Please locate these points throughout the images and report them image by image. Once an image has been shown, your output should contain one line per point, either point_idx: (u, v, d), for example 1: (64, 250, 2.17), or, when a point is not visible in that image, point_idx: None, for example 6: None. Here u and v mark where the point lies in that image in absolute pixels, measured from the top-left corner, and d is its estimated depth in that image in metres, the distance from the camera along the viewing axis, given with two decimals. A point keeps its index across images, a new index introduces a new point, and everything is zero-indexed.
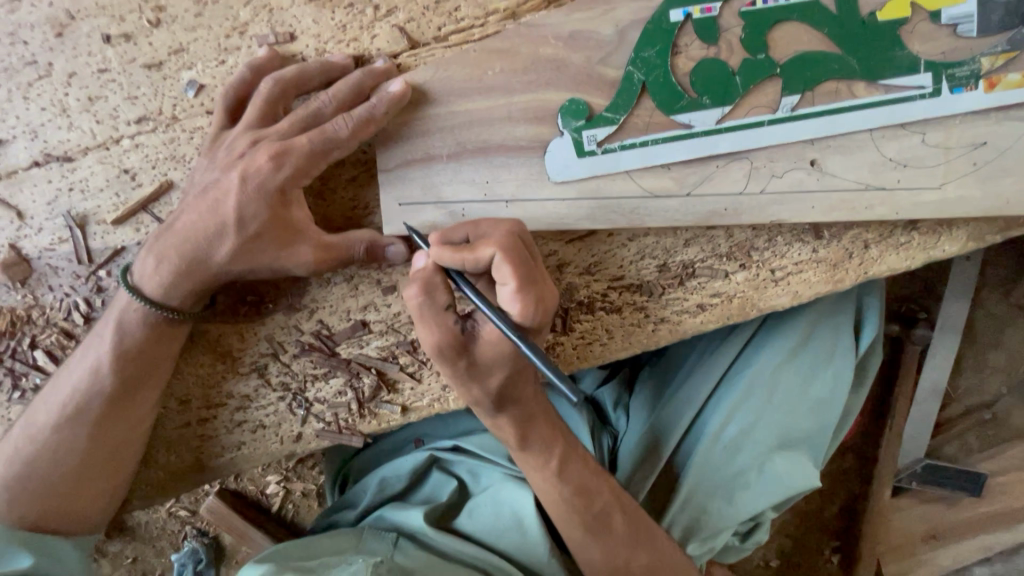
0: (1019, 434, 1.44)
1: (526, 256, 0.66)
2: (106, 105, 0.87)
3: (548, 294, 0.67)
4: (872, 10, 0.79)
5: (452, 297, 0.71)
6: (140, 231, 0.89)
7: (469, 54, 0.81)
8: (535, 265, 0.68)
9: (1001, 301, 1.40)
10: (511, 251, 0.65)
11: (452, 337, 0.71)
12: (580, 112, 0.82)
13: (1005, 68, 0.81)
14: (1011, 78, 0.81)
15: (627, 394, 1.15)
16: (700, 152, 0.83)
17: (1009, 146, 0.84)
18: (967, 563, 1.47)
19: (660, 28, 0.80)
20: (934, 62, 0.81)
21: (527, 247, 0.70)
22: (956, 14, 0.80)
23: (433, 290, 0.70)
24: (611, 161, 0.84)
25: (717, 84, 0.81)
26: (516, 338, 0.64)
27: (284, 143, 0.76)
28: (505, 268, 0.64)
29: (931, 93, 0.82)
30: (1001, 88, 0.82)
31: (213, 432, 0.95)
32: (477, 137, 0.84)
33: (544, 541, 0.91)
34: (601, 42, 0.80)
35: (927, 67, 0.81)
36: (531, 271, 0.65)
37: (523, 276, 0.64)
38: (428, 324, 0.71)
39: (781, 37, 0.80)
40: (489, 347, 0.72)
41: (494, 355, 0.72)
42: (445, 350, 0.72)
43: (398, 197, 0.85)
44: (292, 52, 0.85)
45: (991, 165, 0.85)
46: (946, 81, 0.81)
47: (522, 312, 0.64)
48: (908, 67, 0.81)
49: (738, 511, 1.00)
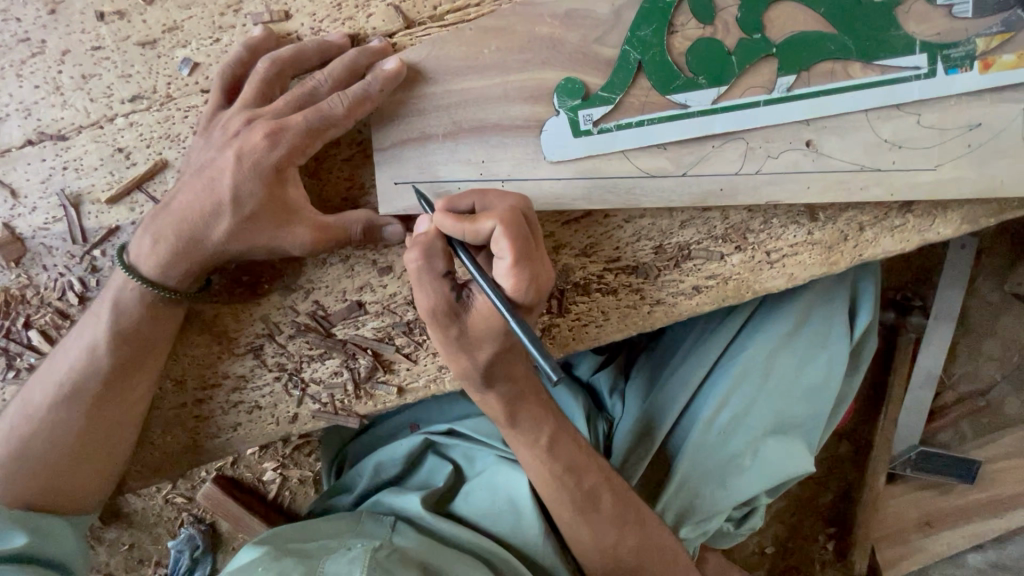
0: (1012, 421, 1.45)
1: (526, 233, 0.66)
2: (100, 83, 0.87)
3: (544, 272, 0.68)
4: None
5: (450, 264, 0.72)
6: (134, 210, 0.89)
7: (464, 33, 0.81)
8: (535, 242, 0.68)
9: (996, 289, 1.41)
10: (512, 226, 0.65)
11: (447, 305, 0.71)
12: (575, 91, 0.82)
13: (999, 49, 0.81)
14: (1005, 60, 0.82)
15: (622, 379, 1.15)
16: (695, 133, 0.83)
17: (1004, 128, 0.84)
18: (959, 550, 1.48)
19: (657, 7, 0.80)
20: (930, 42, 0.81)
21: (529, 223, 0.70)
22: None
23: (432, 255, 0.70)
24: (607, 141, 0.84)
25: (713, 64, 0.81)
26: (506, 311, 0.64)
27: (279, 121, 0.76)
28: (503, 242, 0.64)
29: (927, 74, 0.82)
30: (996, 69, 0.82)
31: (209, 413, 0.95)
32: (473, 116, 0.83)
33: (538, 524, 0.91)
34: (597, 21, 0.80)
35: (922, 48, 0.81)
36: (529, 247, 0.66)
37: (519, 252, 0.64)
38: (424, 288, 0.71)
39: (777, 17, 0.80)
40: (485, 325, 0.72)
41: (488, 333, 0.72)
42: (439, 316, 0.72)
43: (394, 176, 0.85)
44: (287, 31, 0.85)
45: (986, 147, 0.85)
46: (941, 62, 0.82)
47: (515, 287, 0.65)
48: (903, 48, 0.81)
49: (732, 496, 1.00)
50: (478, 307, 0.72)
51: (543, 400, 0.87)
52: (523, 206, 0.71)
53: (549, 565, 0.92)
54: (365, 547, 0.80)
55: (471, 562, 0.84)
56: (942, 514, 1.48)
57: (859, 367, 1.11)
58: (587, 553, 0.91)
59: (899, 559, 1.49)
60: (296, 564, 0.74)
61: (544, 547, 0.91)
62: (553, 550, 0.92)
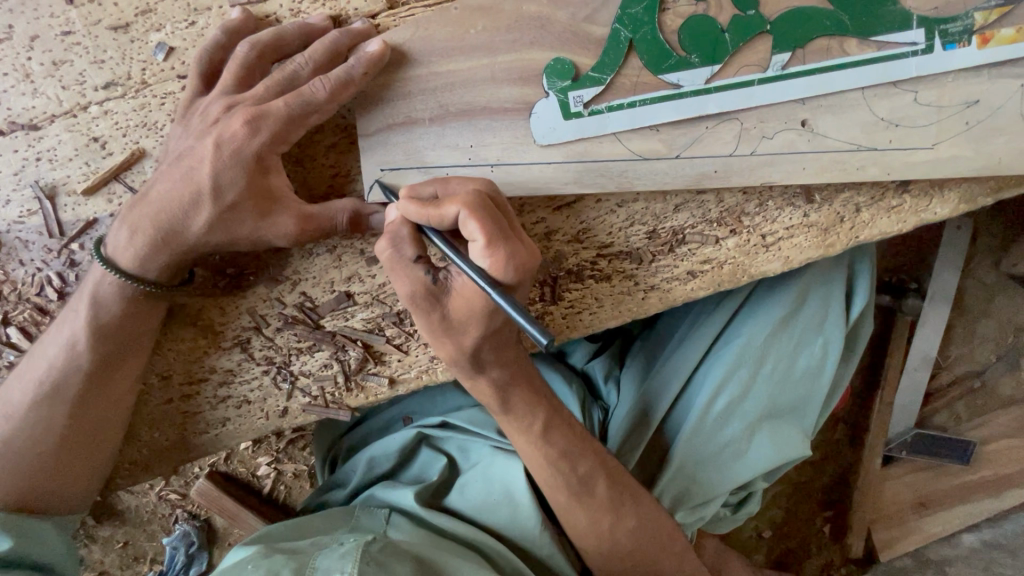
0: (1006, 402, 1.45)
1: (494, 213, 0.65)
2: (71, 70, 0.84)
3: (525, 251, 0.65)
4: None
5: (420, 250, 0.70)
6: (112, 202, 0.86)
7: (449, 12, 0.78)
8: (506, 222, 0.66)
9: (991, 270, 1.41)
10: (476, 208, 0.64)
11: (427, 287, 0.70)
12: (565, 71, 0.80)
13: (998, 23, 0.80)
14: (1004, 34, 0.80)
15: (617, 367, 1.13)
16: (689, 112, 0.81)
17: (1002, 104, 0.82)
18: (955, 529, 1.49)
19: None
20: (927, 17, 0.79)
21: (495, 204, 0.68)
22: None
23: (400, 242, 0.70)
24: (598, 123, 0.82)
25: (707, 42, 0.79)
26: (488, 287, 0.63)
27: (260, 106, 0.73)
28: (472, 225, 0.63)
29: (924, 49, 0.80)
30: (995, 44, 0.80)
31: (196, 409, 0.93)
32: (461, 99, 0.81)
33: (535, 515, 0.90)
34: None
35: (919, 23, 0.79)
36: (501, 225, 0.64)
37: (491, 230, 0.63)
38: (398, 276, 0.70)
39: None
40: (469, 310, 0.70)
41: (477, 319, 0.71)
42: (419, 300, 0.70)
43: (380, 162, 0.83)
44: (265, 13, 0.82)
45: (983, 124, 0.83)
46: (938, 37, 0.80)
47: (495, 267, 0.63)
48: (901, 24, 0.79)
49: (727, 481, 1.00)
50: (461, 285, 0.70)
51: (537, 388, 0.85)
52: (481, 186, 0.70)
53: (548, 555, 0.91)
54: (357, 541, 0.79)
55: (466, 557, 0.83)
56: (937, 493, 1.49)
57: (854, 349, 1.10)
58: (585, 541, 0.90)
59: (894, 539, 1.51)
60: (287, 561, 0.73)
61: (541, 538, 0.90)
62: (550, 541, 0.91)
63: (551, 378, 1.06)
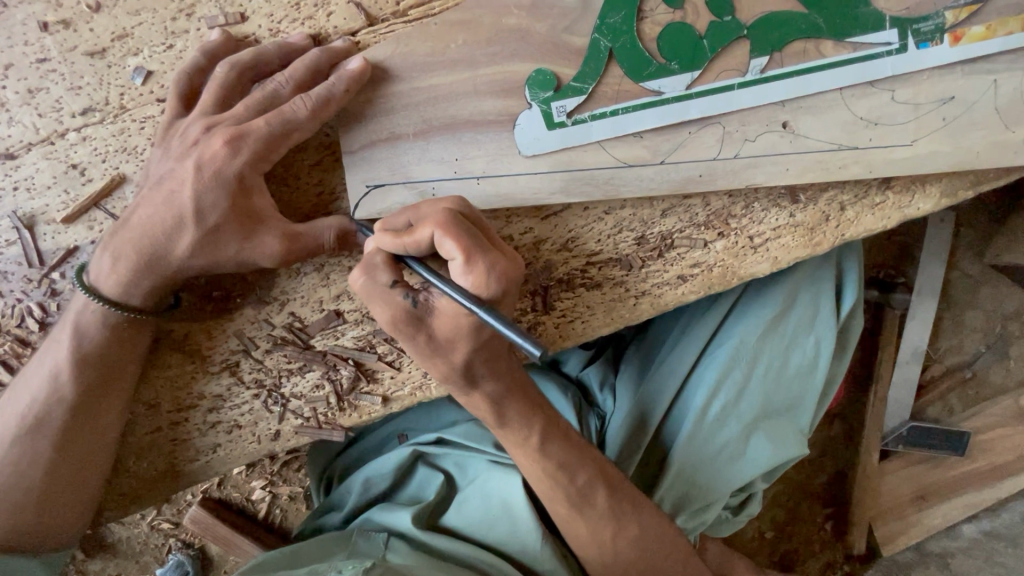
0: (997, 391, 1.51)
1: (469, 228, 0.65)
2: (48, 97, 0.83)
3: (505, 259, 0.65)
4: None
5: (398, 275, 0.70)
6: (94, 229, 0.85)
7: (429, 27, 0.78)
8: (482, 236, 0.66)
9: (976, 262, 1.48)
10: (448, 226, 0.64)
11: (408, 314, 0.69)
12: (548, 82, 0.80)
13: (968, 21, 0.81)
14: (975, 31, 0.81)
15: (612, 374, 1.12)
16: (672, 118, 0.82)
17: (976, 100, 0.84)
18: (955, 521, 1.52)
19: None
20: (900, 18, 0.80)
21: (469, 220, 0.68)
22: None
23: (375, 271, 0.69)
24: (582, 132, 0.82)
25: (685, 48, 0.80)
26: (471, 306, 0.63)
27: (239, 126, 0.73)
28: (449, 243, 0.63)
29: (898, 49, 0.81)
30: (967, 41, 0.82)
31: (186, 436, 0.90)
32: (444, 113, 0.81)
33: (536, 530, 0.89)
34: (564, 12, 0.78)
35: (892, 23, 0.80)
36: (477, 239, 0.64)
37: (469, 245, 0.62)
38: (379, 304, 0.70)
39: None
40: (455, 326, 0.70)
41: (463, 335, 0.70)
42: (401, 324, 0.70)
43: (366, 178, 0.82)
44: (244, 34, 0.81)
45: (960, 119, 0.84)
46: (912, 37, 0.81)
47: (478, 282, 0.63)
48: (874, 24, 0.80)
49: (728, 481, 1.00)
50: (442, 306, 0.70)
51: (533, 399, 0.84)
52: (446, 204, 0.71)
53: (550, 570, 0.89)
54: (356, 568, 0.80)
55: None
56: (934, 486, 1.52)
57: (845, 345, 1.10)
58: (587, 550, 0.89)
59: (895, 534, 1.52)
60: None
61: (543, 553, 0.89)
62: (552, 555, 0.89)
63: (547, 388, 1.07)
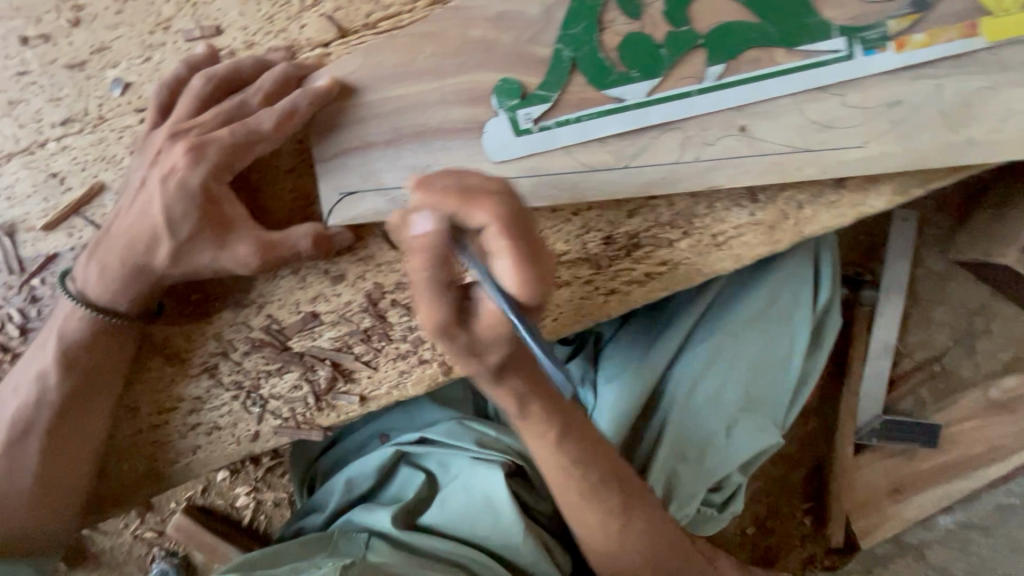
0: (966, 384, 1.56)
1: (523, 228, 0.57)
2: (28, 108, 0.86)
3: (546, 277, 0.58)
4: None
5: (451, 268, 0.59)
6: (73, 236, 0.86)
7: (397, 40, 0.83)
8: (539, 238, 0.58)
9: (940, 259, 1.55)
10: (509, 219, 0.57)
11: (453, 318, 0.61)
12: (514, 90, 0.84)
13: (910, 29, 0.86)
14: (916, 39, 0.86)
15: (592, 368, 1.11)
16: (634, 124, 0.86)
17: (922, 104, 0.88)
18: (929, 513, 1.56)
19: (585, 8, 0.82)
20: (846, 27, 0.85)
21: (525, 213, 0.59)
22: None
23: (433, 258, 0.58)
24: (548, 138, 0.85)
25: (644, 56, 0.84)
26: (516, 317, 0.58)
27: (201, 135, 0.77)
28: (499, 240, 0.56)
29: (845, 56, 0.86)
30: (910, 48, 0.86)
31: (166, 438, 0.91)
32: (413, 122, 0.84)
33: (517, 522, 0.90)
34: (528, 24, 0.83)
35: (840, 32, 0.85)
36: (532, 245, 0.57)
37: (521, 250, 0.56)
38: (427, 298, 0.60)
39: (701, 10, 0.84)
40: (498, 332, 0.62)
41: (505, 340, 0.64)
42: (445, 329, 0.62)
43: (338, 186, 0.85)
44: (220, 46, 0.84)
45: (907, 121, 0.88)
46: (858, 44, 0.86)
47: (521, 291, 0.57)
48: (821, 33, 0.85)
49: (709, 475, 1.03)
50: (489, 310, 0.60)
51: (561, 402, 0.79)
52: (507, 197, 0.58)
53: (531, 562, 0.91)
54: (335, 563, 0.83)
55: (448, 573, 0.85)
56: (909, 479, 1.56)
57: (822, 344, 1.14)
58: (594, 542, 0.91)
59: (873, 527, 1.55)
60: None
61: (524, 546, 0.90)
62: (534, 547, 0.90)
63: None
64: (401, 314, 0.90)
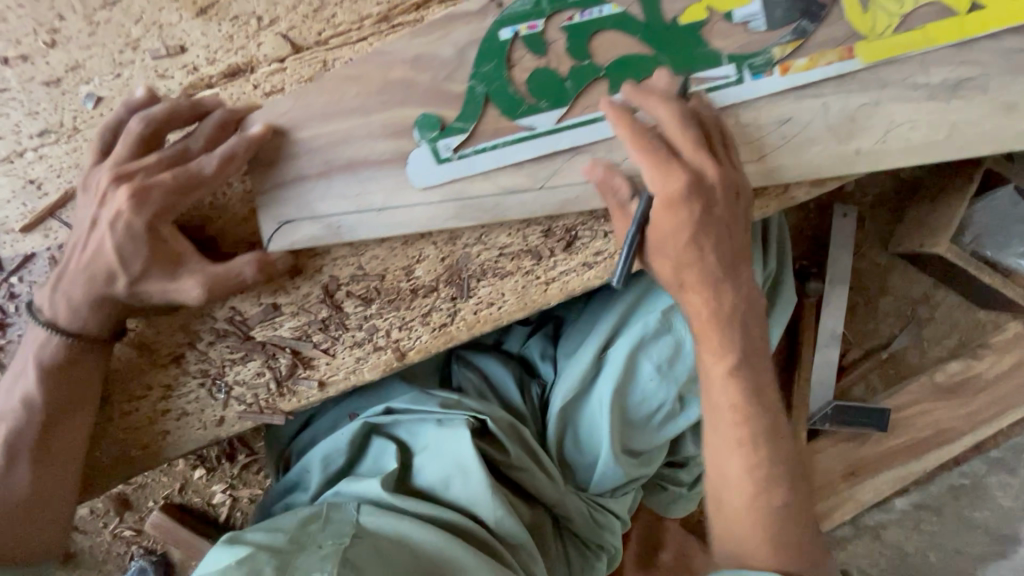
0: (911, 370, 1.65)
1: (654, 148, 0.86)
2: (8, 122, 0.94)
3: (682, 176, 0.85)
4: (674, 16, 0.94)
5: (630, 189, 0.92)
6: (49, 237, 0.94)
7: (325, 83, 0.92)
8: (666, 151, 0.86)
9: (883, 251, 1.64)
10: (639, 143, 0.86)
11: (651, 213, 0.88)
12: (433, 124, 0.92)
13: (793, 54, 0.95)
14: (799, 63, 0.95)
15: (552, 346, 1.21)
16: (545, 150, 0.94)
17: (810, 121, 0.96)
18: (884, 495, 1.63)
19: (494, 48, 0.92)
20: (734, 54, 0.95)
21: (660, 135, 0.87)
22: (745, 14, 0.95)
23: (609, 188, 0.92)
24: (468, 164, 0.93)
25: (551, 90, 0.93)
26: (636, 225, 0.88)
27: (145, 181, 0.84)
28: (615, 179, 0.91)
29: (736, 80, 0.95)
30: (794, 71, 0.95)
31: (138, 424, 0.97)
32: (343, 154, 0.93)
33: (485, 481, 0.97)
34: (453, 51, 0.92)
35: (728, 59, 0.95)
36: (665, 157, 0.85)
37: (654, 162, 0.85)
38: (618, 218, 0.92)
39: (601, 45, 0.93)
40: (662, 232, 0.87)
41: (677, 237, 0.87)
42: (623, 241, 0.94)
43: (277, 216, 0.93)
44: (182, 63, 0.94)
45: (800, 136, 0.96)
46: (747, 69, 0.95)
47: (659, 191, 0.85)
48: (713, 61, 0.94)
49: (657, 437, 1.12)
50: (657, 210, 0.86)
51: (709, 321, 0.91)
52: (670, 106, 0.87)
53: (501, 520, 0.97)
54: (336, 542, 0.85)
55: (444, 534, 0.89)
56: (863, 462, 1.62)
57: (775, 315, 1.22)
58: (763, 498, 0.88)
59: (832, 510, 1.61)
60: (269, 559, 0.80)
61: (494, 503, 0.97)
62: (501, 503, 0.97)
63: (489, 364, 1.19)
64: (356, 305, 0.98)
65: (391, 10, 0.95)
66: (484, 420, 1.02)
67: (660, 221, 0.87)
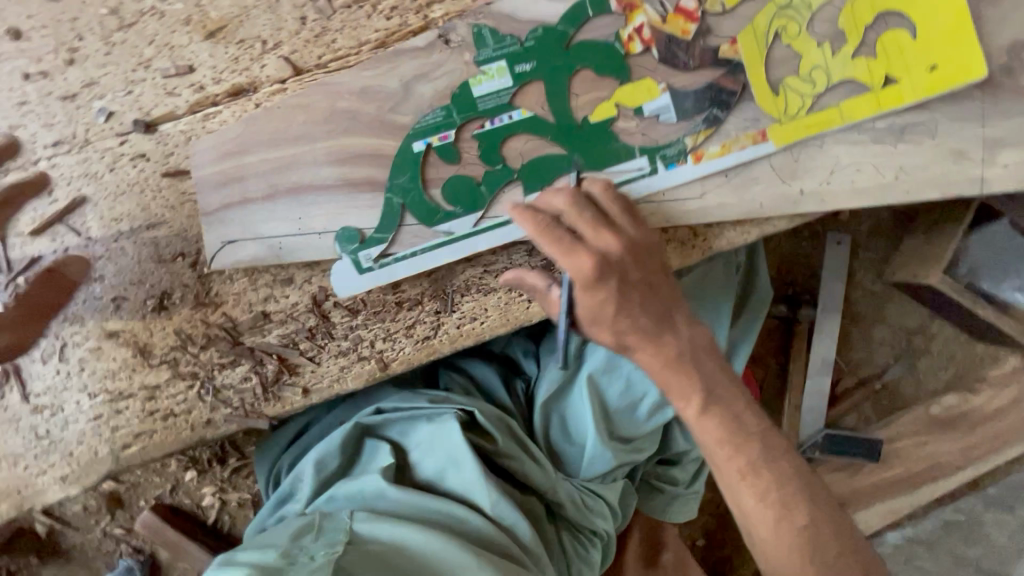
0: (907, 402, 1.64)
1: (558, 236, 0.88)
2: (26, 132, 1.02)
3: (590, 254, 0.87)
4: (584, 116, 0.99)
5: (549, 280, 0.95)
6: (55, 240, 1.01)
7: (270, 114, 0.97)
8: (570, 233, 0.89)
9: (876, 280, 1.64)
10: (543, 236, 0.88)
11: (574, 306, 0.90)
12: (352, 236, 0.98)
13: (705, 143, 1.01)
14: (712, 151, 1.01)
15: (534, 344, 1.24)
16: (463, 251, 0.99)
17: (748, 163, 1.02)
18: (878, 528, 1.59)
19: (408, 160, 0.97)
20: (647, 147, 1.00)
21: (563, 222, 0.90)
22: (655, 107, 1.00)
23: (533, 287, 0.95)
24: (387, 272, 0.99)
25: (465, 195, 0.98)
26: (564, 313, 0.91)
27: None
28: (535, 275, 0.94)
29: (650, 172, 1.00)
30: (707, 158, 1.01)
31: (120, 421, 0.98)
32: (290, 180, 0.97)
33: (476, 470, 0.95)
34: (397, 83, 0.97)
35: (641, 152, 1.00)
36: (569, 241, 0.88)
37: (563, 250, 0.87)
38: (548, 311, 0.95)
39: (512, 151, 0.98)
40: (590, 303, 0.89)
41: (605, 307, 0.89)
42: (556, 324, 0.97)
43: (221, 235, 0.98)
44: (190, 82, 1.01)
45: (739, 175, 1.02)
46: (660, 161, 1.00)
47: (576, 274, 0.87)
48: (626, 155, 1.00)
49: (642, 424, 1.12)
50: (580, 297, 0.89)
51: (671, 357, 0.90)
52: (561, 199, 0.91)
53: (495, 512, 0.94)
54: (327, 553, 0.81)
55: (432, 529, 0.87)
56: (854, 493, 1.57)
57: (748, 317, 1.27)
58: (785, 522, 0.83)
59: None
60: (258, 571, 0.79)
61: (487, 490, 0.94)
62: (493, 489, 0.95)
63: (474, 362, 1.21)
64: (343, 315, 1.01)
65: (389, 36, 1.01)
66: (473, 412, 1.03)
67: (584, 302, 0.89)
